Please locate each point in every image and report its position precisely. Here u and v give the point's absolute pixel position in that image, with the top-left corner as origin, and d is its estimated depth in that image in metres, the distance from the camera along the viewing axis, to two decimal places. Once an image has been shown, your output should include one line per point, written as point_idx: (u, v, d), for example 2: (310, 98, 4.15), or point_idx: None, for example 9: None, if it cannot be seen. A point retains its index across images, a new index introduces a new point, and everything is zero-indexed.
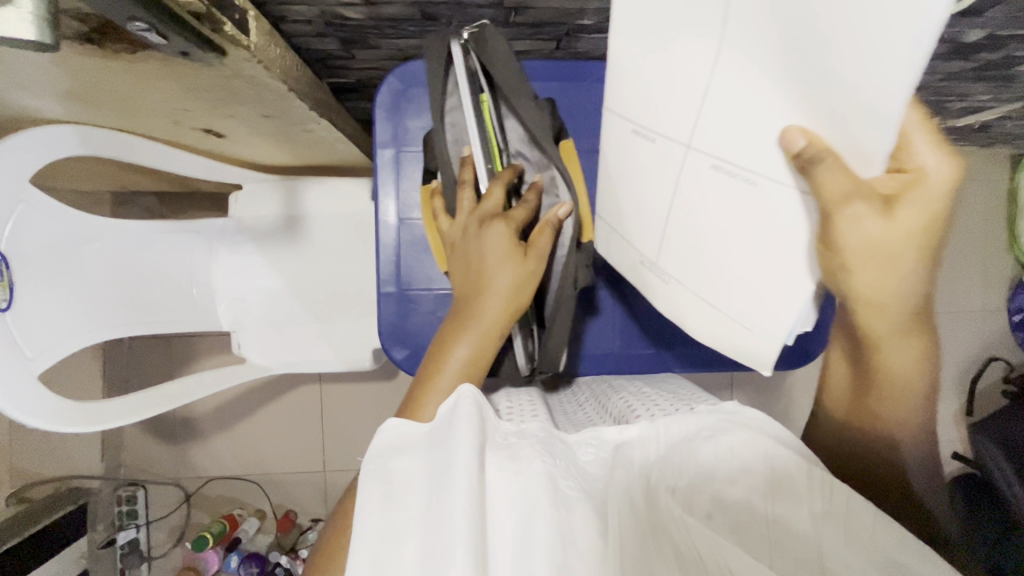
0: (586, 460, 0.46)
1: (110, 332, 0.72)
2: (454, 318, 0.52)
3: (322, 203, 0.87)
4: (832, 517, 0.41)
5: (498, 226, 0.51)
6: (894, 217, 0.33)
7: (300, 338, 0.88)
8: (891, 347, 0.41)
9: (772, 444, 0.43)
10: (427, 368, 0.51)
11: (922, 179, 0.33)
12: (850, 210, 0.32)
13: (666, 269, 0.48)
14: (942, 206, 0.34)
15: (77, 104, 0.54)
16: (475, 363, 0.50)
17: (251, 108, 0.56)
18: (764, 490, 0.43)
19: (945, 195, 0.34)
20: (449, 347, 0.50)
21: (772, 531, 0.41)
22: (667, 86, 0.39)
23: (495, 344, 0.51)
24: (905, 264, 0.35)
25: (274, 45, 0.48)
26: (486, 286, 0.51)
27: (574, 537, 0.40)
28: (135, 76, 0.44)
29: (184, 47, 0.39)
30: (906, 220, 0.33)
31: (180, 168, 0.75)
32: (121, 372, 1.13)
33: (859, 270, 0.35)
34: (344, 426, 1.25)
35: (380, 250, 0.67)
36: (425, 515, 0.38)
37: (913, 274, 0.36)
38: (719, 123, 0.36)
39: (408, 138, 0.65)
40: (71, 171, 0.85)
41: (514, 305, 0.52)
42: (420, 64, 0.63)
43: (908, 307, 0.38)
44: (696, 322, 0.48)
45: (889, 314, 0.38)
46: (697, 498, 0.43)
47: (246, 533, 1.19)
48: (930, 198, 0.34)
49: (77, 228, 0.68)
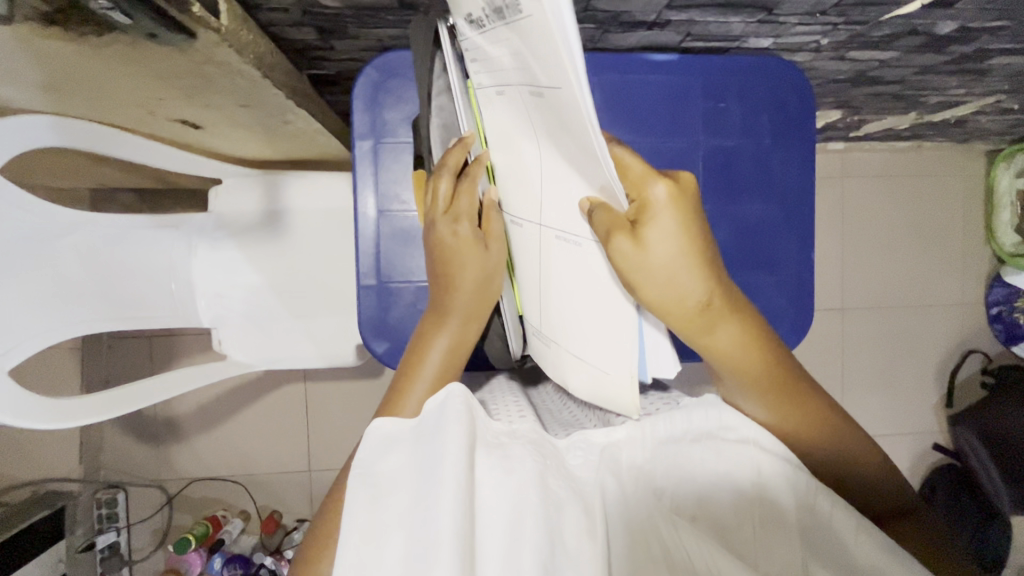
0: (575, 463, 0.45)
1: (87, 327, 0.71)
2: (429, 316, 0.52)
3: (302, 198, 0.86)
4: (813, 520, 0.42)
5: (457, 221, 0.50)
6: (642, 240, 0.40)
7: (280, 336, 0.87)
8: (709, 336, 0.44)
9: (759, 450, 0.44)
10: (403, 369, 0.50)
11: (652, 200, 0.41)
12: (613, 241, 0.39)
13: (549, 333, 0.52)
14: (678, 213, 0.41)
15: (48, 92, 0.53)
16: (456, 352, 0.50)
17: (226, 96, 0.55)
18: (750, 496, 0.42)
19: (674, 204, 0.41)
20: (426, 346, 0.50)
21: (760, 537, 0.41)
22: (516, 180, 0.47)
23: (474, 330, 0.51)
24: (670, 261, 0.41)
25: (246, 30, 0.48)
26: (455, 278, 0.50)
27: (568, 542, 0.39)
28: (104, 62, 0.44)
29: (151, 27, 0.38)
30: (654, 235, 0.40)
31: (156, 160, 0.74)
32: (100, 372, 1.11)
33: (644, 282, 0.41)
34: (329, 426, 1.23)
35: (359, 244, 0.66)
36: (413, 519, 0.38)
37: (691, 273, 0.41)
38: (553, 199, 0.43)
39: (387, 129, 0.65)
40: (45, 168, 0.83)
41: (485, 293, 0.51)
42: (399, 56, 0.63)
43: (690, 303, 0.42)
44: (576, 381, 0.50)
45: (685, 314, 0.42)
46: (686, 499, 0.43)
47: (230, 534, 1.17)
48: (666, 208, 0.41)
49: (50, 222, 0.67)
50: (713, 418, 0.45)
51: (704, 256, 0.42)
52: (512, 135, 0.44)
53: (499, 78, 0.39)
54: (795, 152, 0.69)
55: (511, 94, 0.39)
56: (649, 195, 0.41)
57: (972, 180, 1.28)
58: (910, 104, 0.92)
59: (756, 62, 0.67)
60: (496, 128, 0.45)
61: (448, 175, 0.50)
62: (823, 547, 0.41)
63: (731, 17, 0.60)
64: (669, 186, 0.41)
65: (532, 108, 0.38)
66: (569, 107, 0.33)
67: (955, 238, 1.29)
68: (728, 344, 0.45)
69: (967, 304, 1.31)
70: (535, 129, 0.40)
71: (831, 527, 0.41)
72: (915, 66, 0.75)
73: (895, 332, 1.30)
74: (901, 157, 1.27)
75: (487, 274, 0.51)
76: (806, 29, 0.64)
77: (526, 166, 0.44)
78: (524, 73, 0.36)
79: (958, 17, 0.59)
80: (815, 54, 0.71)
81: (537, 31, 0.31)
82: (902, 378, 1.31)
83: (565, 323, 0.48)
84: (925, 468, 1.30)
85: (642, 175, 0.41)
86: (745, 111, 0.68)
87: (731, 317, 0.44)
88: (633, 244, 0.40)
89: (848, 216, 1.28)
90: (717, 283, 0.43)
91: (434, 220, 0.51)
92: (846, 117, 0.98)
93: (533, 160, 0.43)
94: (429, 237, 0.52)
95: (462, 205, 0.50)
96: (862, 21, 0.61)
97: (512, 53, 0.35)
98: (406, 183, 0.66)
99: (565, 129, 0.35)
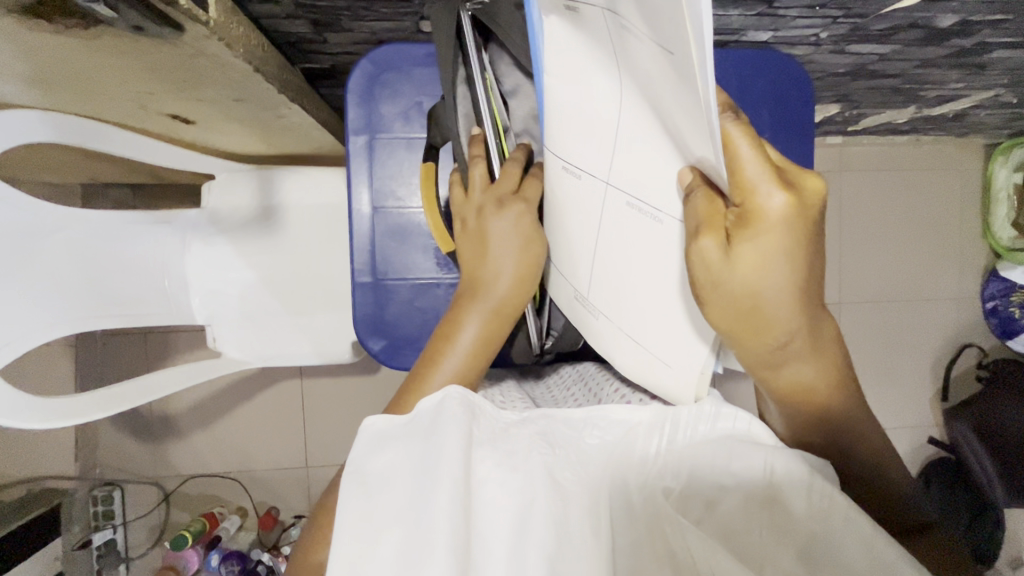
0: (592, 442, 0.45)
1: (79, 325, 0.70)
2: (462, 294, 0.51)
3: (297, 193, 0.85)
4: (824, 525, 0.39)
5: (506, 208, 0.48)
6: (735, 256, 0.33)
7: (276, 333, 0.86)
8: (781, 367, 0.39)
9: (773, 451, 0.42)
10: (434, 344, 0.50)
11: (765, 215, 0.32)
12: (700, 242, 0.33)
13: (597, 303, 0.49)
14: (791, 228, 0.32)
15: (33, 87, 0.52)
16: (488, 341, 0.50)
17: (218, 90, 0.54)
18: (760, 499, 0.41)
19: (789, 217, 0.32)
20: (458, 325, 0.49)
21: (767, 540, 0.40)
22: (587, 128, 0.40)
23: (508, 320, 0.50)
24: (764, 288, 0.34)
25: (237, 24, 0.47)
26: (495, 267, 0.49)
27: (569, 534, 0.41)
28: (89, 55, 0.43)
29: (137, 20, 0.37)
30: (751, 256, 0.33)
31: (147, 155, 0.73)
32: (93, 369, 1.10)
33: (717, 295, 0.35)
34: (326, 422, 1.23)
35: (355, 241, 0.65)
36: (407, 521, 0.38)
37: (784, 304, 0.35)
38: (631, 162, 0.38)
39: (382, 123, 0.64)
40: (34, 163, 0.82)
41: (526, 284, 0.50)
42: (393, 49, 0.62)
43: (768, 330, 0.36)
44: (625, 354, 0.49)
45: (760, 343, 0.37)
46: (693, 502, 0.43)
47: (227, 531, 1.17)
48: (779, 227, 0.32)
49: (39, 218, 0.66)
50: (735, 429, 0.44)
51: (804, 278, 0.34)
52: (585, 74, 0.38)
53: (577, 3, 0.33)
54: (794, 146, 0.68)
55: (594, 19, 0.33)
56: (763, 207, 0.32)
57: (970, 174, 1.28)
58: (908, 98, 0.91)
59: (755, 57, 0.66)
60: (568, 64, 0.38)
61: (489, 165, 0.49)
62: (832, 555, 0.38)
63: (729, 10, 0.60)
64: (791, 200, 0.32)
65: (611, 38, 0.32)
66: (667, 62, 0.27)
67: (952, 232, 1.29)
68: (804, 374, 0.40)
69: (963, 298, 1.31)
70: (618, 67, 0.34)
71: (837, 536, 0.38)
72: (916, 59, 0.74)
73: (892, 327, 1.31)
74: (900, 151, 1.26)
75: (531, 266, 0.49)
76: (805, 23, 0.63)
77: (594, 108, 0.39)
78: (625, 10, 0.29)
79: (959, 10, 0.59)
80: (814, 48, 0.70)
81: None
82: (899, 372, 1.31)
83: (620, 292, 0.46)
84: (921, 462, 1.30)
85: (760, 176, 0.31)
86: (744, 105, 0.67)
87: (807, 348, 0.38)
88: (721, 255, 0.33)
89: (846, 210, 1.27)
90: (809, 315, 0.37)
91: (482, 206, 0.49)
92: (844, 111, 0.98)
93: (608, 105, 0.37)
94: (470, 220, 0.50)
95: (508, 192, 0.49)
96: (862, 14, 0.61)
97: None
98: (402, 179, 0.65)
99: (667, 88, 0.29)
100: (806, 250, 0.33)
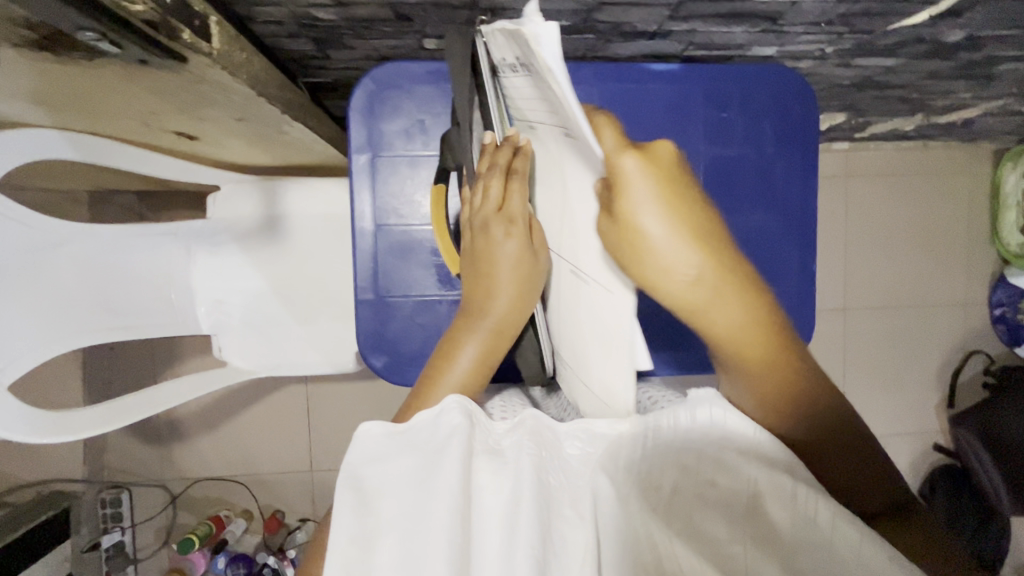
0: (572, 452, 0.43)
1: (86, 338, 0.71)
2: (462, 315, 0.50)
3: (301, 203, 0.85)
4: (815, 536, 0.38)
5: (511, 225, 0.49)
6: (621, 220, 0.36)
7: (281, 341, 0.87)
8: (711, 320, 0.38)
9: (762, 470, 0.40)
10: (433, 365, 0.48)
11: (622, 174, 0.35)
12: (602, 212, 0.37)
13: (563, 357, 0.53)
14: (656, 182, 0.35)
15: (38, 108, 0.52)
16: (485, 362, 0.48)
17: (222, 111, 0.55)
18: (744, 514, 0.40)
19: (649, 173, 0.35)
20: (458, 344, 0.48)
21: (751, 553, 0.39)
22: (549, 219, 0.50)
23: (505, 341, 0.49)
24: (654, 241, 0.35)
25: (240, 50, 0.47)
26: (494, 282, 0.48)
27: (560, 537, 0.40)
28: (89, 81, 0.43)
29: (141, 53, 0.38)
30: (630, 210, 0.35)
31: (152, 169, 0.73)
32: (100, 375, 1.11)
33: (628, 263, 0.36)
34: (330, 426, 1.24)
35: (357, 257, 0.66)
36: (405, 529, 0.38)
37: (688, 264, 0.35)
38: (569, 234, 0.46)
39: (383, 141, 0.64)
40: (39, 173, 0.82)
41: (524, 303, 0.49)
42: (395, 67, 0.62)
43: (684, 289, 0.36)
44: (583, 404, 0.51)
45: (682, 305, 0.37)
46: (680, 512, 0.41)
47: (233, 534, 1.18)
48: (645, 181, 0.35)
49: (47, 233, 0.66)
50: (716, 424, 0.42)
51: (701, 235, 0.35)
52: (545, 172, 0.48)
53: (533, 115, 0.44)
54: (797, 159, 0.68)
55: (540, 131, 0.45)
56: (619, 169, 0.35)
57: (978, 179, 1.26)
58: (915, 107, 0.90)
59: (757, 71, 0.66)
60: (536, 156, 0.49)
61: (499, 175, 0.48)
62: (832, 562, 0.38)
63: (733, 27, 0.59)
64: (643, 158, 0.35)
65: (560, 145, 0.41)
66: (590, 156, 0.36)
67: (959, 238, 1.28)
68: (726, 327, 0.38)
69: (971, 304, 1.30)
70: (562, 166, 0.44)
71: (837, 550, 0.38)
72: (923, 72, 0.73)
73: (898, 334, 1.30)
74: (908, 156, 1.25)
75: (531, 281, 0.49)
76: (811, 38, 0.62)
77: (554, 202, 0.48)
78: (548, 115, 0.40)
79: (966, 25, 0.58)
80: (820, 61, 0.70)
81: (545, 90, 0.36)
82: (907, 379, 1.31)
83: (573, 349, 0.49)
84: (926, 468, 1.30)
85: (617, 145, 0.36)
86: (747, 119, 0.67)
87: (716, 305, 0.37)
88: (613, 224, 0.37)
89: (852, 215, 1.26)
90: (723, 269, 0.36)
91: (486, 220, 0.49)
92: (851, 120, 0.97)
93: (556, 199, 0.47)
94: (476, 237, 0.50)
95: (514, 210, 0.49)
96: (869, 30, 0.60)
97: (536, 99, 0.40)
98: (404, 197, 0.65)
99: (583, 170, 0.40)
100: (687, 204, 0.35)
